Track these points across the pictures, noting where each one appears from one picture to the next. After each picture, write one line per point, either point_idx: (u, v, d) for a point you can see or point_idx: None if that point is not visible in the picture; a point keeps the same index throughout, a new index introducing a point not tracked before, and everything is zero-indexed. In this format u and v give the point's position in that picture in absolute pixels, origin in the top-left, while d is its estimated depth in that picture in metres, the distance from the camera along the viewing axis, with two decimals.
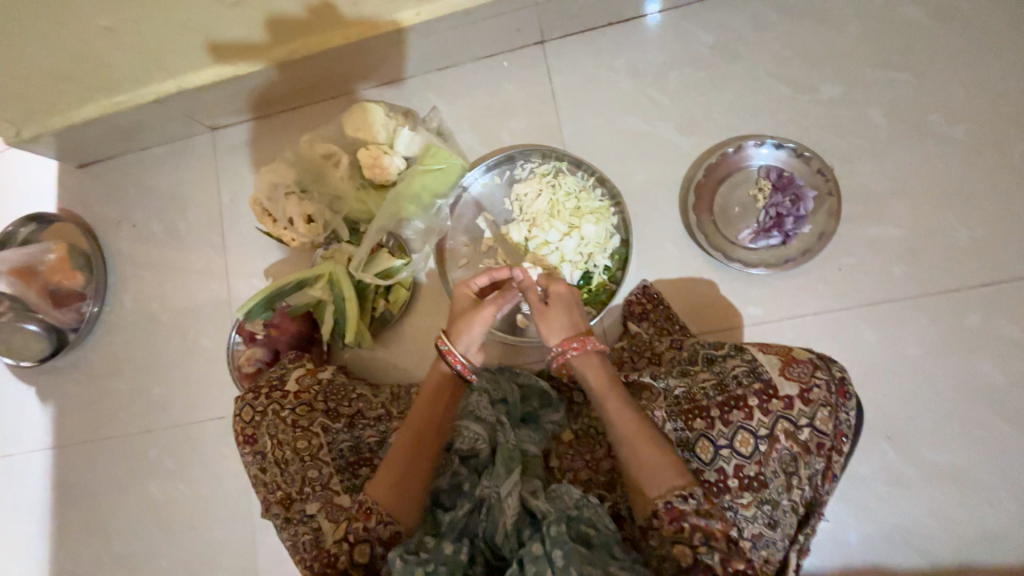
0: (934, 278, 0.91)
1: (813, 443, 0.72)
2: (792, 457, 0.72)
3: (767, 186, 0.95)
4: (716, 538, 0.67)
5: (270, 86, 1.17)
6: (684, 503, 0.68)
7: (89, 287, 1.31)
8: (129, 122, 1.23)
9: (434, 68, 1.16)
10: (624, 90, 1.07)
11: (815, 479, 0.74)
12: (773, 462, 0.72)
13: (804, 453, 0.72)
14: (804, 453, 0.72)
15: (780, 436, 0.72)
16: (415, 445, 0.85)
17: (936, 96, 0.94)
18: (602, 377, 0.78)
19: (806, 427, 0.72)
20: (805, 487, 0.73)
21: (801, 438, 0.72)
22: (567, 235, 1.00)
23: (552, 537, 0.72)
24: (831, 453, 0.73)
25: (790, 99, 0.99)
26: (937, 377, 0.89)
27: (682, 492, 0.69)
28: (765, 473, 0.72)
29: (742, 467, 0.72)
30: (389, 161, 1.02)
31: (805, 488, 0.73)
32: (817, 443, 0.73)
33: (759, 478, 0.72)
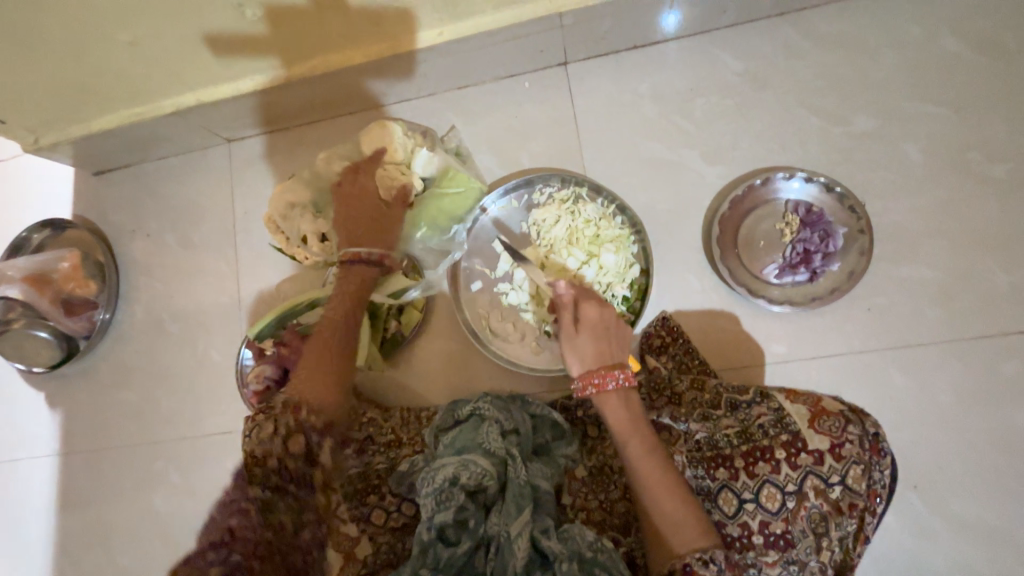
0: (968, 322, 0.87)
1: (844, 503, 0.69)
2: (821, 516, 0.69)
3: (795, 221, 0.92)
4: None
5: (288, 101, 1.16)
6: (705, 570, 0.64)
7: (101, 295, 1.31)
8: (146, 132, 1.23)
9: (454, 87, 1.15)
10: (648, 116, 1.04)
11: (846, 541, 0.70)
12: (801, 521, 0.69)
13: (836, 513, 0.69)
14: (834, 513, 0.69)
15: (809, 493, 0.69)
16: (336, 330, 0.87)
17: (971, 134, 0.91)
18: (622, 414, 0.75)
19: (837, 486, 0.69)
20: (835, 549, 0.69)
21: (832, 496, 0.69)
22: (585, 264, 0.98)
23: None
24: (864, 514, 0.69)
25: (819, 132, 0.96)
26: (971, 427, 0.85)
27: (704, 554, 0.65)
28: (792, 532, 0.69)
29: (768, 524, 0.69)
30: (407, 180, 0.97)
31: (834, 550, 0.69)
32: (849, 502, 0.69)
33: (786, 537, 0.69)
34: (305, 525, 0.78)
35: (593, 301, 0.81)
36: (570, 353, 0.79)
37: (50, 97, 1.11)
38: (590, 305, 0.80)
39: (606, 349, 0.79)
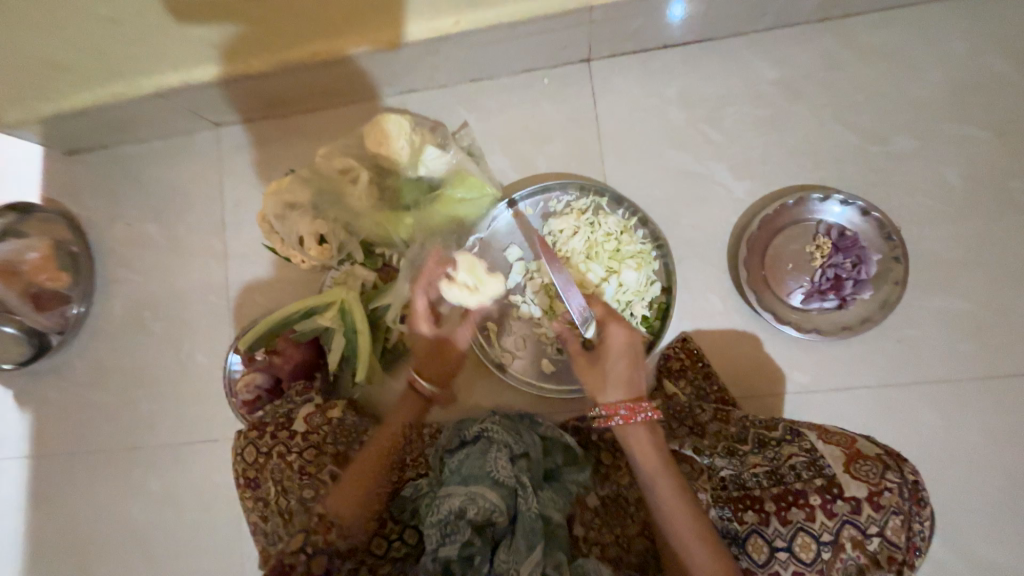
0: (998, 358, 0.84)
1: (882, 556, 0.67)
2: (857, 568, 0.67)
3: (826, 245, 0.88)
4: None
5: (285, 87, 1.06)
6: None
7: (75, 288, 1.21)
8: (125, 114, 1.12)
9: (466, 80, 1.06)
10: (676, 123, 0.98)
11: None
12: (836, 573, 0.67)
13: (872, 565, 0.67)
14: (871, 565, 0.67)
15: (846, 543, 0.67)
16: (377, 462, 0.88)
17: (1013, 161, 0.87)
18: (653, 447, 0.73)
19: (875, 537, 0.67)
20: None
21: (869, 548, 0.67)
22: (604, 281, 0.92)
23: None
24: (902, 567, 0.67)
25: (855, 150, 0.91)
26: (993, 465, 0.83)
27: None
28: None
29: (801, 574, 0.68)
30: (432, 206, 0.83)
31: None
32: (887, 555, 0.67)
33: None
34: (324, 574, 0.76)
35: (616, 323, 0.82)
36: (597, 385, 0.79)
37: None
38: (613, 328, 0.82)
39: (631, 375, 0.80)
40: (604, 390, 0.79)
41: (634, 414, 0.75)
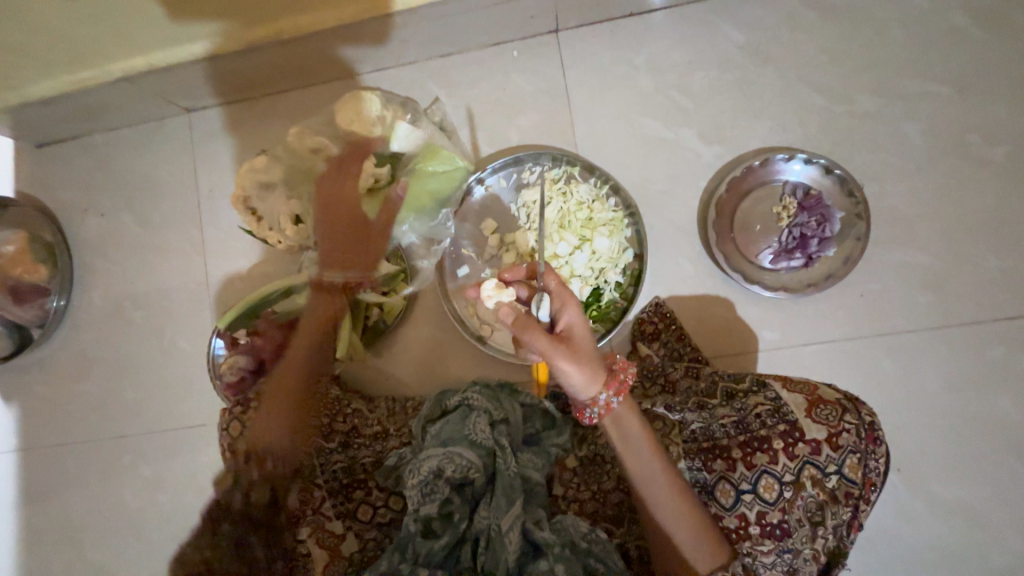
0: (958, 308, 0.87)
1: (840, 492, 0.69)
2: (818, 506, 0.69)
3: (792, 205, 0.90)
4: None
5: (252, 67, 1.05)
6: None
7: (54, 280, 1.21)
8: (92, 102, 1.11)
9: (436, 55, 1.06)
10: (644, 90, 0.99)
11: (840, 530, 0.70)
12: (797, 511, 0.69)
13: (832, 502, 0.69)
14: (830, 502, 0.68)
15: (806, 483, 0.69)
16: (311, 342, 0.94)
17: (971, 116, 0.89)
18: (647, 433, 0.70)
19: (833, 474, 0.69)
20: (829, 536, 0.69)
21: (828, 486, 0.69)
22: (577, 249, 0.93)
23: (554, 553, 0.75)
24: (858, 502, 0.70)
25: (820, 111, 0.93)
26: (954, 412, 0.86)
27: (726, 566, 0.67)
28: (789, 522, 0.69)
29: (765, 514, 0.69)
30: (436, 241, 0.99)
31: (829, 538, 0.69)
32: (845, 491, 0.69)
33: (783, 526, 0.69)
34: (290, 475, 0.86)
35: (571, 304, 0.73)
36: (584, 373, 0.68)
37: None
38: (570, 308, 0.72)
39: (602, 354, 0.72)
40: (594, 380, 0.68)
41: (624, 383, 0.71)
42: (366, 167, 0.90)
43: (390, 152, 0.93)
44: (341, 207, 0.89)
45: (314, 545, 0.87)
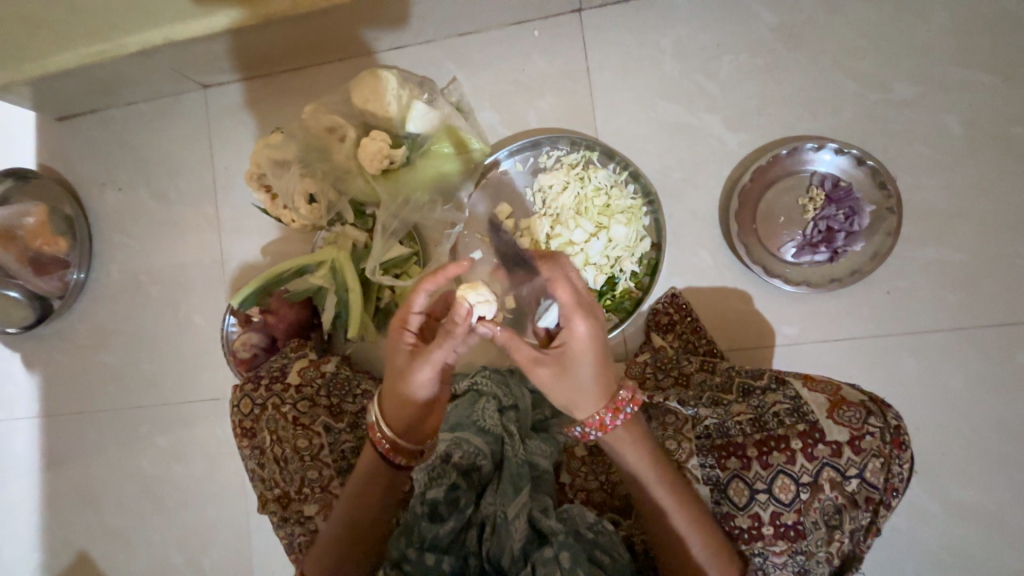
0: (990, 309, 0.84)
1: (859, 496, 0.66)
2: (836, 509, 0.66)
3: (819, 196, 0.86)
4: None
5: (269, 43, 1.04)
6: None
7: (73, 253, 1.23)
8: (110, 75, 1.11)
9: (454, 33, 1.03)
10: (669, 73, 0.95)
11: (856, 533, 0.67)
12: (813, 513, 0.67)
13: (850, 505, 0.66)
14: (848, 505, 0.66)
15: (825, 485, 0.66)
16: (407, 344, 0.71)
17: (1018, 107, 0.85)
18: (649, 460, 0.65)
19: (853, 478, 0.66)
20: (846, 540, 0.66)
21: (848, 489, 0.66)
22: (593, 236, 0.90)
23: (560, 542, 0.72)
24: (879, 508, 0.66)
25: (854, 99, 0.89)
26: (979, 415, 0.84)
27: None
28: (804, 524, 0.66)
29: (780, 515, 0.67)
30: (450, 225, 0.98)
31: (845, 542, 0.66)
32: (864, 495, 0.66)
33: (797, 528, 0.66)
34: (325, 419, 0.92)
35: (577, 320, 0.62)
36: (568, 398, 0.65)
37: None
38: (575, 325, 0.62)
39: (606, 376, 0.64)
40: (580, 405, 0.65)
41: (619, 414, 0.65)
42: (374, 146, 0.89)
43: (407, 134, 0.92)
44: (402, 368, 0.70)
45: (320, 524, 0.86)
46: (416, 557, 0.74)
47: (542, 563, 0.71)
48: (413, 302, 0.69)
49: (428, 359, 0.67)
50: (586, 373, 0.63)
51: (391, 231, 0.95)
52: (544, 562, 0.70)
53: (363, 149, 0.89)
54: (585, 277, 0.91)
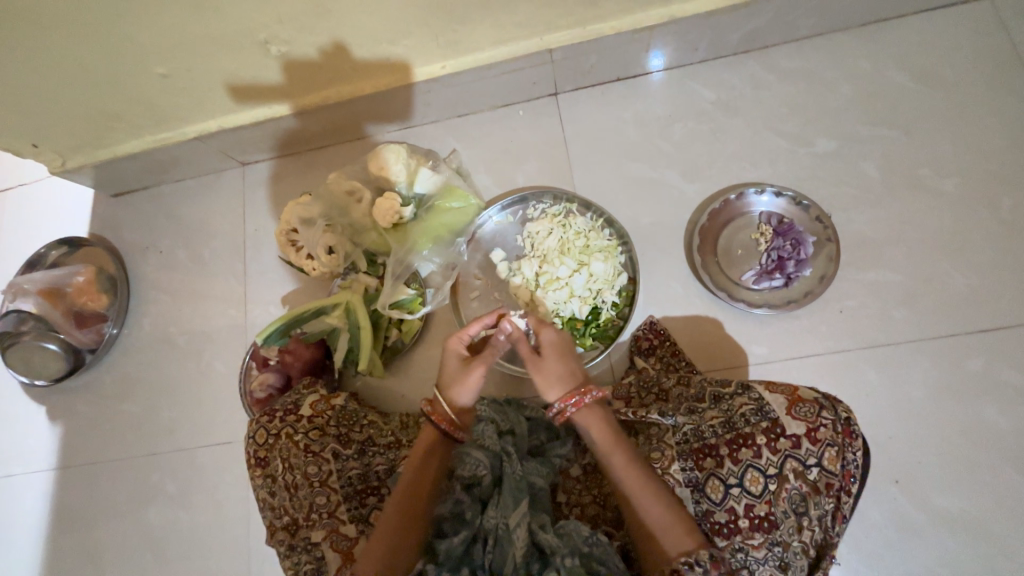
0: (931, 322, 0.96)
1: (821, 483, 0.76)
2: (801, 497, 0.76)
3: (768, 231, 1.00)
4: None
5: (303, 128, 1.26)
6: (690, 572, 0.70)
7: (112, 308, 1.35)
8: (166, 157, 1.32)
9: (454, 115, 1.25)
10: (632, 138, 1.15)
11: (825, 520, 0.76)
12: (783, 503, 0.76)
13: (814, 493, 0.76)
14: (812, 493, 0.76)
15: (789, 475, 0.76)
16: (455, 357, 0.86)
17: (922, 155, 1.03)
18: (606, 433, 0.79)
19: (814, 467, 0.76)
20: (816, 528, 0.76)
21: (810, 478, 0.76)
22: (576, 272, 1.02)
23: (566, 569, 0.75)
24: (840, 494, 0.76)
25: (786, 153, 1.07)
26: (940, 420, 0.93)
27: (688, 559, 0.71)
28: (775, 513, 0.75)
29: (753, 506, 0.75)
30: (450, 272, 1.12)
31: (815, 529, 0.76)
32: (826, 483, 0.76)
33: (769, 518, 0.75)
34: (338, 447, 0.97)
35: (549, 325, 0.86)
36: (545, 383, 0.82)
37: (79, 122, 1.20)
38: (546, 329, 0.85)
39: (572, 367, 0.83)
40: (553, 389, 0.82)
41: (583, 398, 0.80)
42: (388, 204, 1.05)
43: (414, 194, 1.08)
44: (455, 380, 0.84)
45: (327, 549, 0.91)
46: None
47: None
48: (466, 327, 0.87)
49: (476, 364, 0.84)
50: (557, 363, 0.83)
51: (399, 275, 1.07)
52: None
53: (377, 207, 1.05)
54: (570, 308, 1.02)
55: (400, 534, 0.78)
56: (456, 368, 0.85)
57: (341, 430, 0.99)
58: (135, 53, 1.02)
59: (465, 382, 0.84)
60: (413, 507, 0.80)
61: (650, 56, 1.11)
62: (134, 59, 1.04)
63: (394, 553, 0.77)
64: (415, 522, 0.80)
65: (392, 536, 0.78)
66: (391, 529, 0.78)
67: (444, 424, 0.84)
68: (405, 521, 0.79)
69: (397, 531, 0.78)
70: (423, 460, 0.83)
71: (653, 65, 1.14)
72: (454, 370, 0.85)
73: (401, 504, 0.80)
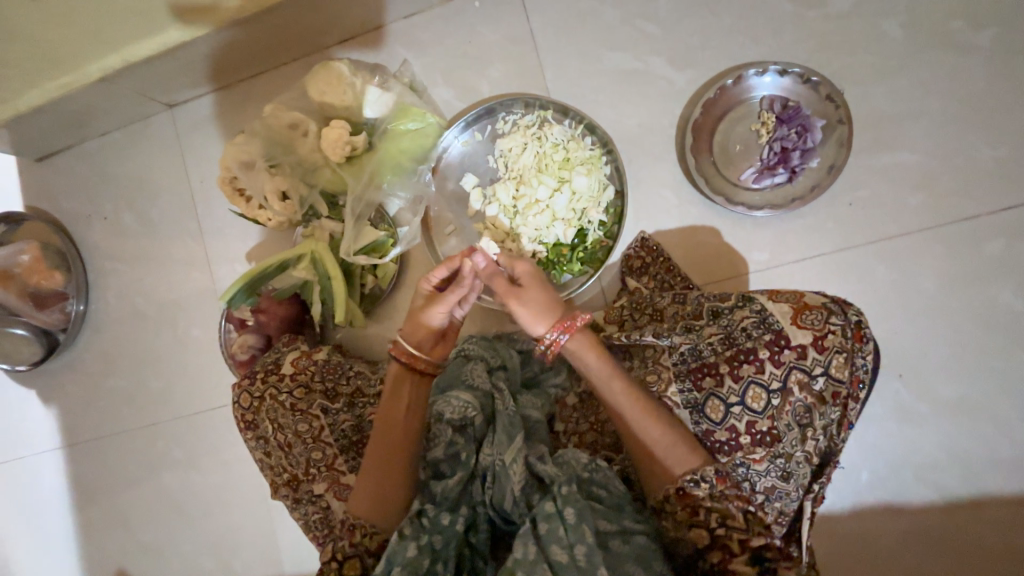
0: (949, 205, 0.87)
1: (828, 393, 0.73)
2: (806, 408, 0.73)
3: (771, 119, 0.88)
4: (734, 515, 0.70)
5: (225, 53, 1.07)
6: (697, 488, 0.70)
7: (70, 285, 1.27)
8: (78, 107, 1.14)
9: (398, 17, 1.05)
10: (611, 23, 0.97)
11: (829, 429, 0.74)
12: (786, 416, 0.73)
13: (819, 403, 0.73)
14: (818, 403, 0.72)
15: (794, 388, 0.72)
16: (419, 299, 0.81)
17: (955, 3, 0.86)
18: (603, 361, 0.74)
19: (820, 377, 0.72)
20: (820, 437, 0.74)
21: (816, 388, 0.73)
22: (557, 191, 0.91)
23: (563, 496, 0.72)
24: (847, 401, 0.73)
25: (794, 19, 0.90)
26: (951, 310, 0.88)
27: (694, 476, 0.70)
28: (778, 427, 0.73)
29: (754, 422, 0.73)
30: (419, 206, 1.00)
31: (819, 438, 0.74)
32: (832, 391, 0.73)
33: (772, 432, 0.73)
34: (331, 404, 0.94)
35: (524, 259, 0.78)
36: (527, 316, 0.75)
37: None
38: (522, 263, 0.78)
39: (554, 297, 0.77)
40: (539, 321, 0.75)
41: (573, 322, 0.75)
42: (337, 133, 0.92)
43: (366, 119, 0.96)
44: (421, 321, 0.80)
45: (332, 498, 0.91)
46: (432, 514, 0.75)
47: (543, 517, 0.71)
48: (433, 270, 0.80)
49: (443, 306, 0.78)
50: (538, 293, 0.76)
51: (361, 215, 0.97)
52: (545, 516, 0.70)
53: (324, 138, 0.92)
54: (555, 233, 0.92)
55: (386, 472, 0.78)
56: (423, 309, 0.80)
57: (327, 385, 0.95)
58: None
59: (430, 313, 0.79)
60: (393, 443, 0.78)
61: None
62: None
63: (386, 490, 0.78)
64: (397, 462, 0.78)
65: (380, 476, 0.78)
66: (377, 466, 0.78)
67: (405, 356, 0.80)
68: (385, 460, 0.78)
69: (381, 471, 0.78)
70: (390, 400, 0.80)
71: None
72: (421, 312, 0.79)
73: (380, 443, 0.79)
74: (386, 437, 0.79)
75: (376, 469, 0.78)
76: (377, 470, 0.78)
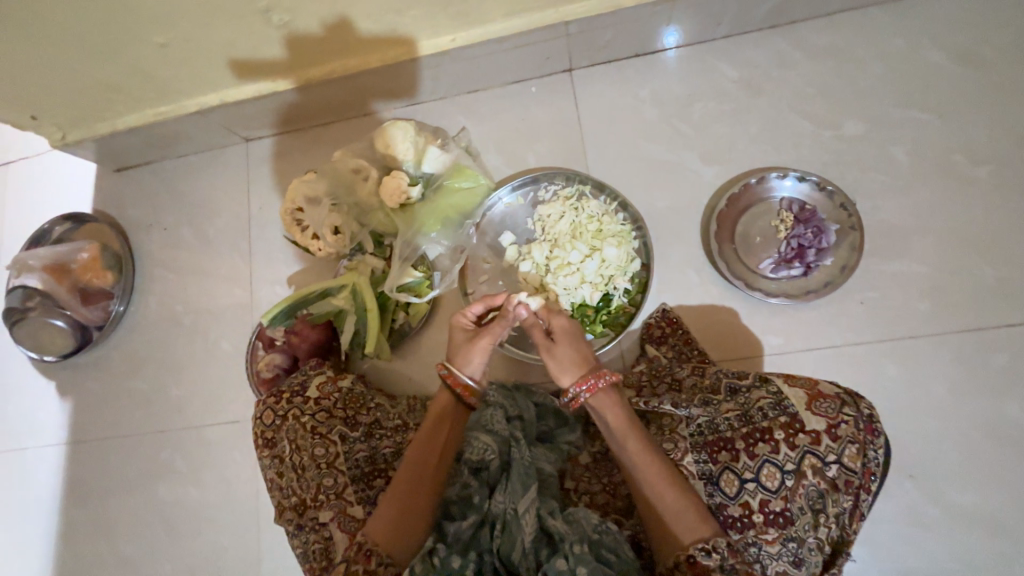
0: (955, 315, 0.93)
1: (840, 480, 0.75)
2: (819, 494, 0.74)
3: (789, 218, 0.97)
4: None
5: (308, 103, 1.21)
6: (707, 558, 0.70)
7: (118, 286, 1.34)
8: (168, 132, 1.28)
9: (462, 92, 1.20)
10: (650, 119, 1.10)
11: (843, 518, 0.76)
12: (799, 499, 0.75)
13: (833, 490, 0.75)
14: (831, 490, 0.75)
15: (808, 472, 0.75)
16: (460, 332, 0.88)
17: (955, 139, 0.98)
18: (623, 418, 0.78)
19: (833, 464, 0.75)
20: (832, 525, 0.75)
21: (829, 475, 0.75)
22: (588, 257, 0.99)
23: (574, 555, 0.73)
24: (858, 491, 0.75)
25: (811, 136, 1.02)
26: (959, 415, 0.91)
27: (704, 546, 0.70)
28: (791, 509, 0.75)
29: (768, 502, 0.75)
30: (458, 254, 1.09)
31: (832, 526, 0.75)
32: (845, 480, 0.75)
33: (785, 514, 0.74)
34: (350, 433, 0.96)
35: (559, 313, 0.85)
36: (557, 366, 0.81)
37: (79, 95, 1.16)
38: (557, 316, 0.84)
39: (585, 353, 0.82)
40: (569, 372, 0.80)
41: (597, 381, 0.79)
42: (395, 185, 1.00)
43: (423, 173, 1.04)
44: (465, 352, 0.86)
45: (336, 529, 0.91)
46: (443, 556, 0.75)
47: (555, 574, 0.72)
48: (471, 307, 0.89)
49: (485, 341, 0.85)
50: (569, 347, 0.82)
51: (406, 258, 1.04)
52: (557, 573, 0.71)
53: (384, 186, 1.01)
54: (582, 294, 0.99)
55: (411, 498, 0.79)
56: (463, 343, 0.86)
57: (349, 414, 0.98)
58: (133, 23, 0.98)
59: (473, 347, 0.86)
60: (425, 471, 0.81)
61: (670, 31, 1.06)
62: (133, 28, 1.00)
63: (406, 516, 0.78)
64: (426, 489, 0.80)
65: (404, 503, 0.79)
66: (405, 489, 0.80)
67: (458, 387, 0.85)
68: (417, 485, 0.80)
69: (404, 503, 0.79)
70: (432, 426, 0.85)
71: (673, 41, 1.09)
72: (463, 344, 0.86)
73: (413, 467, 0.81)
74: (416, 468, 0.81)
75: (405, 494, 0.80)
76: (401, 499, 0.79)
